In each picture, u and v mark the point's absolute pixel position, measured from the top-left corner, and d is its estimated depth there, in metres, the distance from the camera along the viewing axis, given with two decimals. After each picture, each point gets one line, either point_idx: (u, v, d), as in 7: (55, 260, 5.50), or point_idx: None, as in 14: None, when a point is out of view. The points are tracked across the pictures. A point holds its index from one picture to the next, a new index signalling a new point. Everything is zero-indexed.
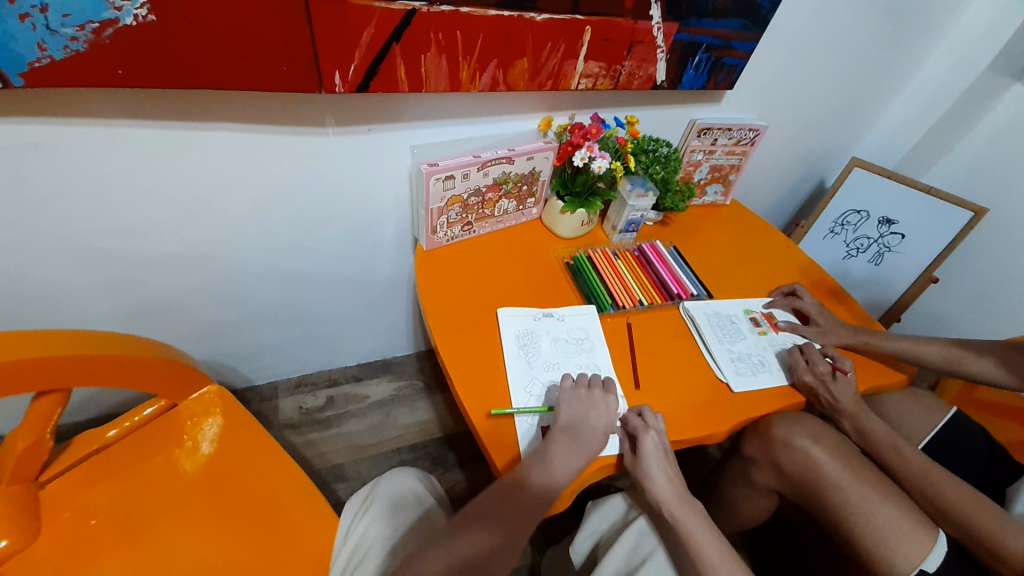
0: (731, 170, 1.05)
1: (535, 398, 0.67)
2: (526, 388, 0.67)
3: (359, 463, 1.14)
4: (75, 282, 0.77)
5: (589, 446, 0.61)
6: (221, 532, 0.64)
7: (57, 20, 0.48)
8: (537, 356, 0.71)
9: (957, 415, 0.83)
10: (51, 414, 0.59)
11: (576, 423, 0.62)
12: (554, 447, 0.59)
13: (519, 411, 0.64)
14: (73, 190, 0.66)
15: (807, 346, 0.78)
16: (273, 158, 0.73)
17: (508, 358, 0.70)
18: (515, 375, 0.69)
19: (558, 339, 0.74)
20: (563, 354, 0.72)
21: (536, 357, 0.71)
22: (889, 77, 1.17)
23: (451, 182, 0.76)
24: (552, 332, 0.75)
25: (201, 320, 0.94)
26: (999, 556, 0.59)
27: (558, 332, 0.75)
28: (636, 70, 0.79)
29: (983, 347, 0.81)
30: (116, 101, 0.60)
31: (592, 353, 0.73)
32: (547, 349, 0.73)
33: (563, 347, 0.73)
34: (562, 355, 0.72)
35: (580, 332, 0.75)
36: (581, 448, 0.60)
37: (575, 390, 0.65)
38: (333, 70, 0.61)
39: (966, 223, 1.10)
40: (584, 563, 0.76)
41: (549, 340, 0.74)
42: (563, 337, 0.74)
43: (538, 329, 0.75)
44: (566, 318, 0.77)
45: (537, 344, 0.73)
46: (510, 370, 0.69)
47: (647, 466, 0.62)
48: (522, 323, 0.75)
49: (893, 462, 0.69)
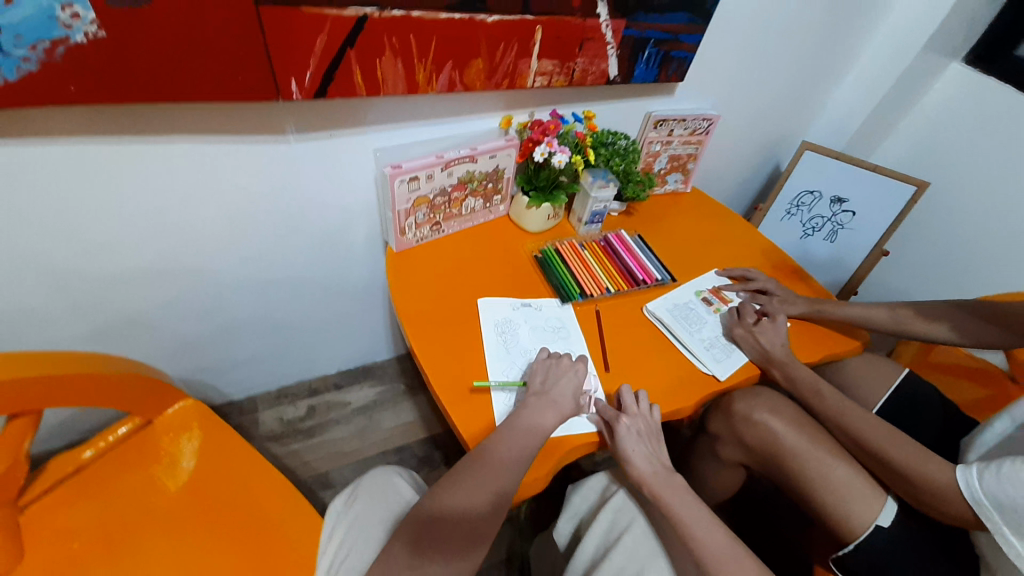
0: (688, 158, 1.09)
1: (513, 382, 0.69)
2: (505, 372, 0.70)
3: (344, 469, 1.14)
4: (38, 305, 0.75)
5: (558, 403, 0.64)
6: (207, 546, 0.64)
7: (9, 42, 0.48)
8: (515, 342, 0.74)
9: (910, 375, 0.88)
10: (23, 437, 0.58)
11: (542, 391, 0.65)
12: (515, 418, 0.62)
13: (497, 385, 0.68)
14: (31, 212, 0.65)
15: (745, 307, 0.85)
16: (236, 169, 0.73)
17: (487, 344, 0.73)
18: (495, 362, 0.71)
19: (536, 327, 0.77)
20: (541, 342, 0.75)
21: (514, 344, 0.74)
22: (832, 63, 1.23)
23: (416, 183, 0.78)
24: (530, 320, 0.78)
25: (173, 337, 0.93)
26: (915, 496, 0.62)
27: (536, 321, 0.78)
28: (589, 66, 0.81)
29: (932, 309, 0.86)
30: (69, 119, 0.59)
31: (568, 341, 0.76)
32: (525, 337, 0.75)
33: (541, 335, 0.76)
34: (540, 342, 0.75)
35: (556, 321, 0.78)
36: (552, 408, 0.63)
37: (542, 359, 0.70)
38: (290, 78, 0.62)
39: (910, 198, 1.17)
40: (568, 545, 0.78)
41: (527, 328, 0.77)
42: (541, 326, 0.77)
43: (516, 318, 0.78)
44: (543, 308, 0.80)
45: (516, 332, 0.76)
46: (490, 357, 0.71)
47: (625, 446, 0.64)
48: (501, 312, 0.78)
49: (820, 406, 0.73)
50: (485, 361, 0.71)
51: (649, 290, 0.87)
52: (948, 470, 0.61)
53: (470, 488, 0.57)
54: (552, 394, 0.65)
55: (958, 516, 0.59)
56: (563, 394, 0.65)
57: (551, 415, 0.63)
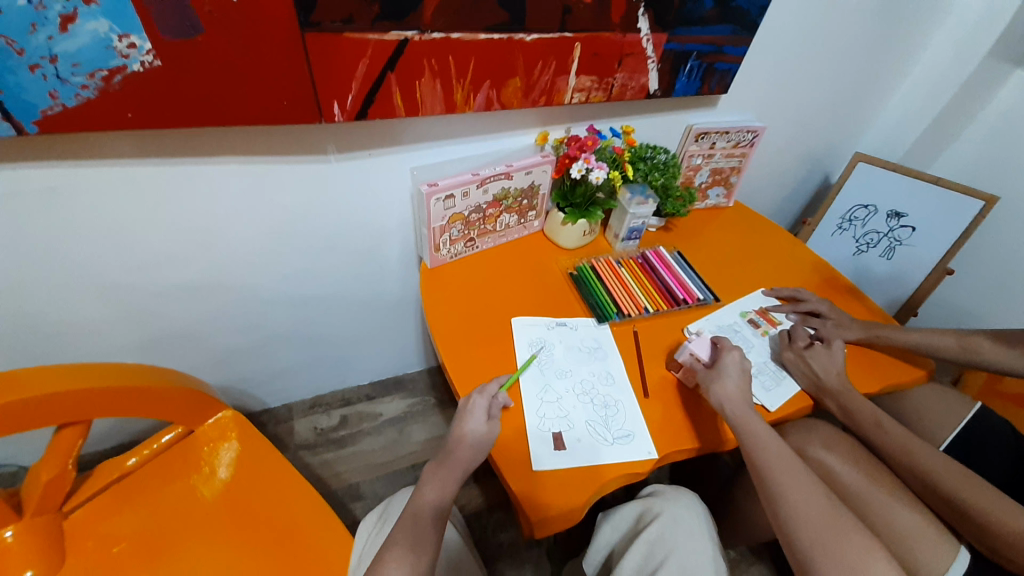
0: (731, 172, 1.05)
1: (548, 405, 0.68)
2: (539, 396, 0.68)
3: (375, 481, 1.15)
4: (94, 315, 0.80)
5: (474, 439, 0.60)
6: (241, 558, 0.65)
7: (68, 70, 0.50)
8: (549, 363, 0.73)
9: (983, 409, 0.80)
10: (72, 446, 0.61)
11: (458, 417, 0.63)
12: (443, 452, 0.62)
13: (532, 413, 0.66)
14: (92, 229, 0.69)
15: (795, 331, 0.79)
16: (278, 186, 0.75)
17: (522, 365, 0.71)
18: (530, 384, 0.70)
19: (571, 347, 0.75)
20: (576, 363, 0.73)
21: (549, 366, 0.72)
22: (888, 69, 1.16)
23: (451, 201, 0.78)
24: (566, 341, 0.76)
25: (216, 348, 0.97)
26: (990, 546, 0.56)
27: (571, 341, 0.76)
28: (628, 81, 0.80)
29: (1011, 337, 0.78)
30: (125, 142, 0.62)
31: (605, 363, 0.74)
32: (560, 358, 0.74)
33: (577, 357, 0.74)
34: (575, 363, 0.73)
35: (591, 342, 0.76)
36: (470, 445, 0.60)
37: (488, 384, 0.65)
38: (332, 101, 0.63)
39: (979, 212, 1.07)
40: (598, 573, 0.76)
41: (562, 349, 0.75)
42: (576, 347, 0.75)
43: (551, 337, 0.76)
44: (579, 328, 0.78)
45: (551, 353, 0.74)
46: (523, 377, 0.70)
47: (723, 372, 0.68)
48: (535, 331, 0.76)
49: (880, 441, 0.66)
50: (519, 381, 0.70)
51: (689, 311, 0.83)
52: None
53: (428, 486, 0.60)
54: (466, 416, 0.62)
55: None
56: (476, 429, 0.60)
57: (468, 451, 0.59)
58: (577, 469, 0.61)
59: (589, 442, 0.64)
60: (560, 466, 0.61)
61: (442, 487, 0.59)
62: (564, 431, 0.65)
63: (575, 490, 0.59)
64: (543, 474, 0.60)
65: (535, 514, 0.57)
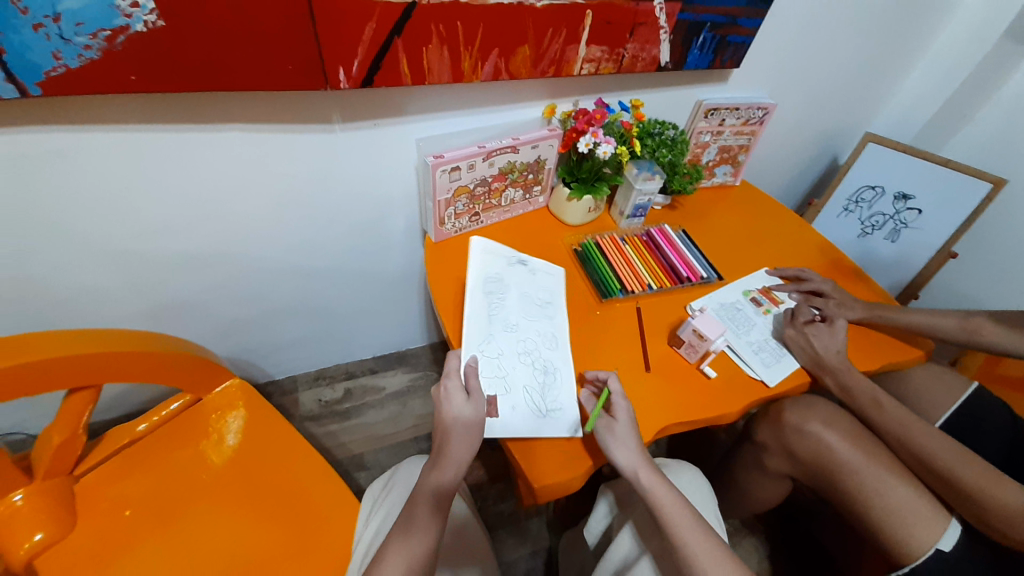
0: (739, 150, 1.04)
1: (486, 359, 0.67)
2: (480, 344, 0.68)
3: (378, 452, 1.17)
4: (101, 284, 0.80)
5: (470, 423, 0.58)
6: (250, 521, 0.67)
7: (71, 30, 0.49)
8: (500, 309, 0.72)
9: (980, 389, 0.81)
10: (82, 411, 0.62)
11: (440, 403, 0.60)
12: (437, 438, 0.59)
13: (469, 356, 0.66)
14: (98, 197, 0.69)
15: (798, 310, 0.79)
16: (282, 156, 0.75)
17: (472, 299, 0.71)
18: (473, 326, 0.69)
19: (525, 296, 0.75)
20: (526, 317, 0.73)
21: (498, 311, 0.72)
22: (904, 47, 1.13)
23: (457, 173, 0.77)
24: (521, 286, 0.76)
25: (221, 318, 0.97)
26: (982, 520, 0.58)
27: (526, 288, 0.76)
28: (639, 53, 0.78)
29: (1014, 319, 0.78)
30: (128, 107, 0.61)
31: (553, 320, 0.74)
32: (511, 304, 0.73)
33: (528, 307, 0.74)
34: (524, 316, 0.73)
35: (544, 295, 0.76)
36: (461, 429, 0.58)
37: (446, 368, 0.63)
38: (337, 66, 0.61)
39: (985, 196, 1.07)
40: (599, 543, 0.76)
41: (516, 295, 0.75)
42: (529, 296, 0.75)
43: (508, 277, 0.76)
44: (538, 273, 0.79)
45: (504, 297, 0.74)
46: (469, 320, 0.69)
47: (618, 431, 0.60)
48: (494, 266, 0.77)
49: (877, 418, 0.68)
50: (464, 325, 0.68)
51: (693, 289, 0.84)
52: (1020, 494, 0.57)
53: (436, 470, 0.58)
54: (448, 401, 0.59)
55: None
56: (463, 412, 0.59)
57: (460, 442, 0.58)
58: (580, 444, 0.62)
59: (524, 411, 0.63)
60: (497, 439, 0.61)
61: (451, 471, 0.58)
62: (500, 394, 0.64)
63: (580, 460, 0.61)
64: (546, 446, 0.61)
65: (538, 484, 0.58)
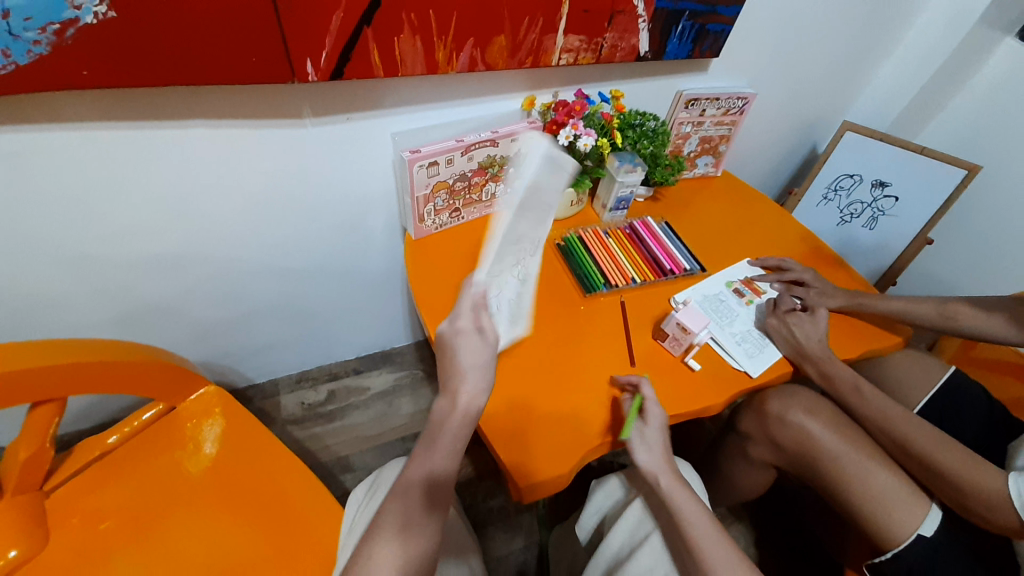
0: (720, 140, 1.03)
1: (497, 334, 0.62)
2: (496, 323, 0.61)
3: (365, 454, 1.16)
4: (64, 291, 0.77)
5: (483, 364, 0.55)
6: (231, 531, 0.65)
7: (19, 25, 0.46)
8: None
9: (957, 373, 0.83)
10: (49, 423, 0.59)
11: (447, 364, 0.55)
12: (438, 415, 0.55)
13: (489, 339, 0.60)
14: (55, 200, 0.65)
15: (779, 300, 0.79)
16: (252, 153, 0.72)
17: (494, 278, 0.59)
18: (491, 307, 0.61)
19: (522, 251, 0.68)
20: (521, 272, 0.67)
21: (503, 272, 0.64)
22: (880, 35, 1.14)
23: (435, 168, 0.75)
24: (522, 244, 0.68)
25: (196, 323, 0.94)
26: (962, 504, 0.59)
27: (522, 241, 0.68)
28: (618, 42, 0.77)
29: (989, 304, 0.79)
30: (84, 105, 0.58)
31: (537, 270, 0.71)
32: (511, 263, 0.66)
33: (520, 262, 0.68)
34: (517, 272, 0.68)
35: (535, 244, 0.70)
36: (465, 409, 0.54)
37: (459, 322, 0.57)
38: (305, 58, 0.59)
39: (960, 181, 1.09)
40: (590, 539, 0.76)
41: (516, 252, 0.66)
42: (525, 252, 0.68)
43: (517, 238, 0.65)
44: (529, 218, 0.69)
45: (504, 254, 0.65)
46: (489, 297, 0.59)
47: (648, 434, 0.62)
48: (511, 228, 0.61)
49: (858, 406, 0.69)
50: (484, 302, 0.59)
51: (677, 281, 0.83)
52: (998, 477, 0.58)
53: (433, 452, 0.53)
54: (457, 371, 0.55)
55: (1005, 525, 0.57)
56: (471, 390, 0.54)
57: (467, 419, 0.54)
58: (567, 439, 0.62)
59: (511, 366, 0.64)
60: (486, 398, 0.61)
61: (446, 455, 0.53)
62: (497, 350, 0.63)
63: (567, 459, 0.60)
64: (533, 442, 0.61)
65: (524, 485, 0.57)
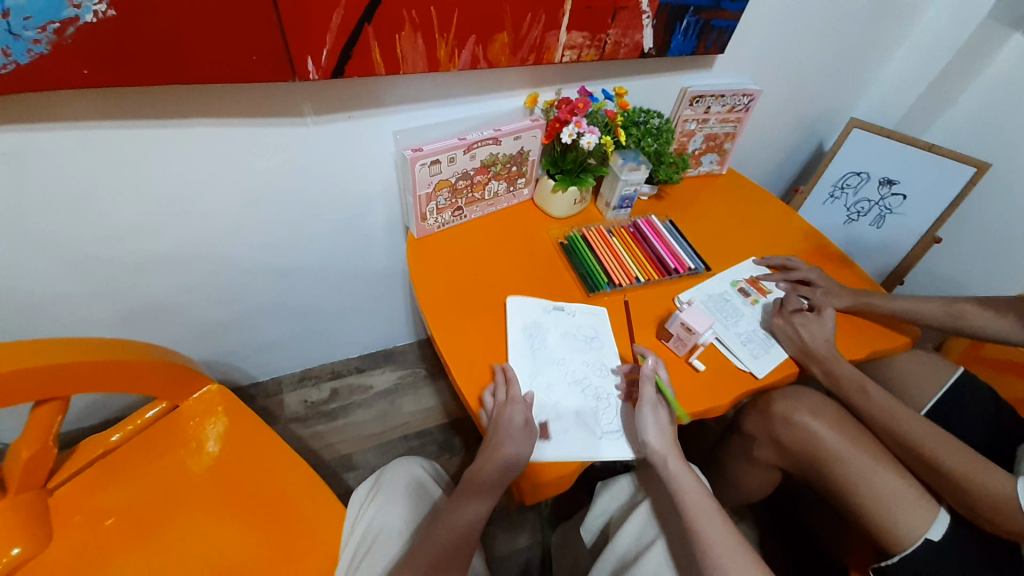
0: (725, 138, 1.02)
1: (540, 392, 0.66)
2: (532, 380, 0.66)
3: (367, 452, 1.16)
4: (67, 289, 0.77)
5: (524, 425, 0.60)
6: (233, 529, 0.65)
7: (19, 24, 0.46)
8: (543, 350, 0.70)
9: (965, 373, 0.82)
10: (51, 421, 0.59)
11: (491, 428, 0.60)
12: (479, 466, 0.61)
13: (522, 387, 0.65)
14: (57, 199, 0.65)
15: (786, 300, 0.78)
16: (253, 151, 0.71)
17: (514, 348, 0.69)
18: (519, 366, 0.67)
19: (567, 334, 0.72)
20: (569, 350, 0.71)
21: (543, 351, 0.70)
22: (888, 30, 1.12)
23: (437, 166, 0.75)
24: (563, 326, 0.73)
25: (198, 321, 0.94)
26: (971, 507, 0.58)
27: (568, 327, 0.73)
28: (621, 39, 0.76)
29: (999, 303, 0.78)
30: (84, 103, 0.58)
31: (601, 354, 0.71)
32: (556, 344, 0.71)
33: (572, 344, 0.71)
34: (569, 352, 0.70)
35: (589, 330, 0.73)
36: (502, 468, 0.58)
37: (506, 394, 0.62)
38: (305, 56, 0.59)
39: (969, 178, 1.08)
40: (595, 541, 0.75)
41: (557, 335, 0.72)
42: (572, 334, 0.72)
43: (547, 322, 0.73)
44: (577, 313, 0.75)
45: (546, 338, 0.71)
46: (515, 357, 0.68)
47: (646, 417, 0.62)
48: (531, 314, 0.73)
49: (863, 406, 0.68)
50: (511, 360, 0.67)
51: (681, 280, 0.83)
52: (1006, 481, 0.57)
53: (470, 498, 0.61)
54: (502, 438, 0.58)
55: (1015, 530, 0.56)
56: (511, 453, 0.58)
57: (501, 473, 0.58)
58: (571, 443, 0.61)
59: (578, 435, 0.62)
60: (559, 458, 0.60)
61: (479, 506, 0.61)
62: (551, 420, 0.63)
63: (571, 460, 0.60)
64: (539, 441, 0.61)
65: (528, 485, 0.59)
